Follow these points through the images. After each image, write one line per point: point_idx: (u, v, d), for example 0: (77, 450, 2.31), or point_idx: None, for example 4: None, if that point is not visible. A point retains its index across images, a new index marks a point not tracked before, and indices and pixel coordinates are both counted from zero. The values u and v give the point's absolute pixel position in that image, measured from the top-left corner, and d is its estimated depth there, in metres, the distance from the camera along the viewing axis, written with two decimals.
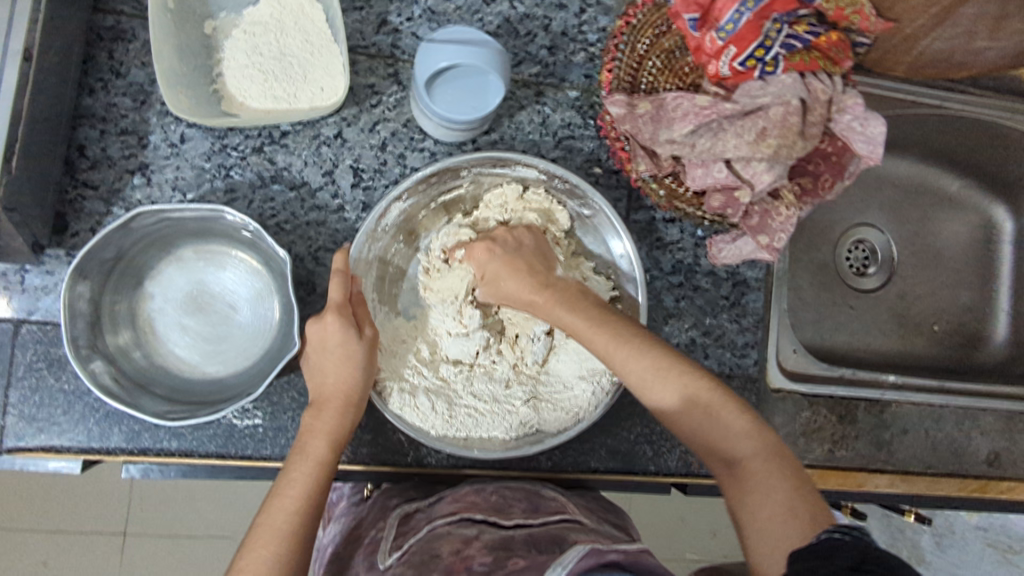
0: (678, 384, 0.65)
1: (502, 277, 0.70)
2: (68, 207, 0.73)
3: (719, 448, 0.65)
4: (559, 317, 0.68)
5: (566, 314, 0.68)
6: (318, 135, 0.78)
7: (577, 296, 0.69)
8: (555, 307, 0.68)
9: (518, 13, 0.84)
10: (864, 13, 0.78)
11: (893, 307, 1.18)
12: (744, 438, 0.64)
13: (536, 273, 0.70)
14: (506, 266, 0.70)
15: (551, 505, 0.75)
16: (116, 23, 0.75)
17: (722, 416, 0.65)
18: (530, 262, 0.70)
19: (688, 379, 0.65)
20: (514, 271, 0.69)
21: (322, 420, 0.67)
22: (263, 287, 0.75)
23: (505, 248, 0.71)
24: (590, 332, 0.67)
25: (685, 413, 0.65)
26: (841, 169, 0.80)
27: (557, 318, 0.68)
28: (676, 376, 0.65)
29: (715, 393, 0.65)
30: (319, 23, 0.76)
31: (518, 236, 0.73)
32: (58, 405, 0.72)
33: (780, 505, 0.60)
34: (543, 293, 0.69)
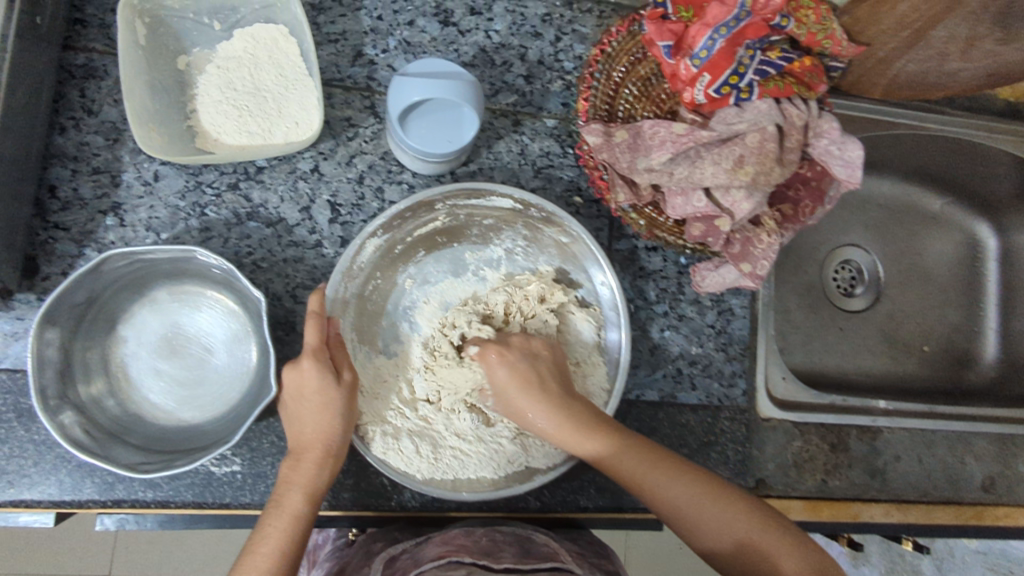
0: (708, 502, 0.64)
1: (518, 394, 0.68)
2: (39, 249, 0.72)
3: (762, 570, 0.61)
4: (580, 440, 0.66)
5: (586, 438, 0.66)
6: (294, 169, 0.78)
7: (596, 418, 0.67)
8: (577, 434, 0.66)
9: (494, 42, 0.84)
10: (836, 38, 0.78)
11: (882, 328, 1.17)
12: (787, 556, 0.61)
13: (553, 390, 0.68)
14: (516, 378, 0.68)
15: (543, 550, 0.72)
16: (88, 61, 0.74)
17: (758, 534, 0.62)
18: (540, 379, 0.69)
19: (718, 497, 0.64)
20: (530, 388, 0.68)
21: (300, 471, 0.65)
22: (240, 329, 0.73)
23: (523, 358, 0.70)
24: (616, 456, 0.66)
25: (720, 534, 0.63)
26: (821, 194, 0.80)
27: (581, 443, 0.66)
28: (705, 497, 0.64)
29: (749, 511, 0.64)
30: (293, 57, 0.76)
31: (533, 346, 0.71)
32: (28, 456, 0.69)
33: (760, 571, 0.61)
34: (560, 416, 0.67)
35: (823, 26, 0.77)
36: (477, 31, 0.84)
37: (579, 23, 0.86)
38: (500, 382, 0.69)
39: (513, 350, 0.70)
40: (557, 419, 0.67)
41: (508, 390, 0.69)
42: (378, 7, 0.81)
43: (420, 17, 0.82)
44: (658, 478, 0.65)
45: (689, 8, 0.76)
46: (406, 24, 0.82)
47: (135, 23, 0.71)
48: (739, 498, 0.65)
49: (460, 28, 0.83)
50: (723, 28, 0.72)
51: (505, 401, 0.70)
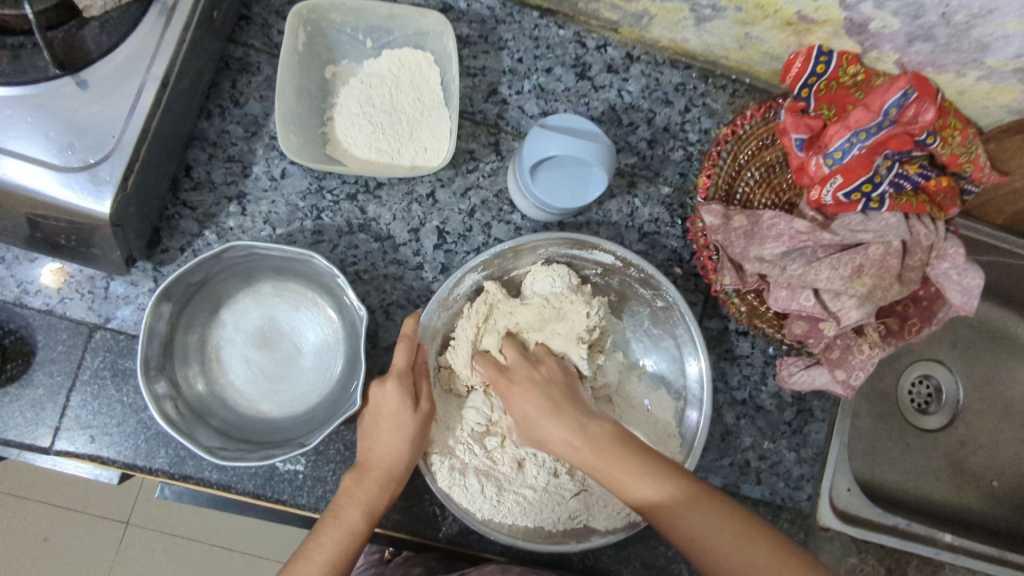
0: (720, 528, 0.56)
1: (541, 423, 0.65)
2: (165, 223, 0.75)
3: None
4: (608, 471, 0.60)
5: (605, 457, 0.60)
6: (411, 191, 0.79)
7: (661, 461, 0.60)
8: (594, 453, 0.61)
9: (624, 103, 0.85)
10: (977, 163, 0.75)
11: (951, 454, 1.13)
12: None
13: (573, 414, 0.64)
14: (540, 402, 0.66)
15: None
16: (245, 56, 0.78)
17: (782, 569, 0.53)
18: (577, 403, 0.66)
19: (733, 523, 0.56)
20: (553, 410, 0.65)
21: (362, 487, 0.66)
22: (331, 335, 0.75)
23: (542, 383, 0.67)
24: (633, 479, 0.59)
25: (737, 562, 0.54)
26: (931, 315, 0.77)
27: (599, 463, 0.60)
28: (718, 518, 0.56)
29: (768, 542, 0.55)
30: (433, 85, 0.78)
31: (545, 371, 0.69)
32: (114, 416, 0.72)
33: None
34: (578, 434, 0.63)
35: (967, 149, 0.75)
36: (610, 89, 0.85)
37: (709, 98, 0.86)
38: (519, 405, 0.67)
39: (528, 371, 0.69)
40: (580, 440, 0.62)
41: (519, 408, 0.67)
42: (520, 49, 0.83)
43: (558, 66, 0.84)
44: (683, 504, 0.57)
45: (831, 107, 0.76)
46: (544, 70, 0.83)
47: (298, 31, 0.74)
48: (760, 528, 0.56)
49: (595, 83, 0.84)
50: (863, 133, 0.72)
51: (525, 429, 0.68)
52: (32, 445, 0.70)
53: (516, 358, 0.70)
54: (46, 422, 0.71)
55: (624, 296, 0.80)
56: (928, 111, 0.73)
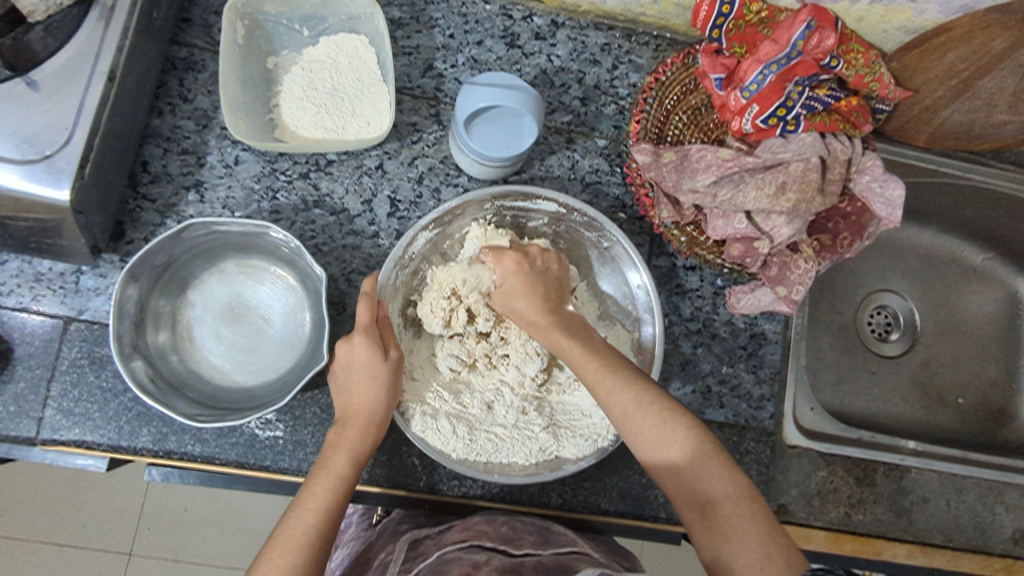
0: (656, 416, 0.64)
1: (517, 297, 0.71)
2: (127, 216, 0.78)
3: (686, 470, 0.63)
4: (582, 362, 0.67)
5: (565, 338, 0.69)
6: (361, 165, 0.84)
7: (620, 367, 0.67)
8: (556, 330, 0.69)
9: (555, 66, 0.90)
10: (883, 81, 0.82)
11: (916, 376, 1.17)
12: (722, 477, 0.62)
13: (544, 297, 0.72)
14: (520, 283, 0.72)
15: (561, 538, 0.75)
16: (189, 55, 0.82)
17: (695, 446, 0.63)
18: (549, 286, 0.74)
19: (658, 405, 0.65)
20: (527, 292, 0.72)
21: (345, 437, 0.69)
22: (296, 304, 0.79)
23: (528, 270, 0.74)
24: (591, 360, 0.67)
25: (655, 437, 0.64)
26: (860, 229, 0.83)
27: (561, 342, 0.69)
28: (654, 407, 0.65)
29: (684, 421, 0.64)
30: (370, 65, 0.82)
31: (545, 260, 0.76)
32: (94, 402, 0.75)
33: (757, 552, 0.58)
34: (548, 314, 0.70)
35: (871, 69, 0.81)
36: (540, 55, 0.90)
37: (635, 54, 0.92)
38: (504, 283, 0.73)
39: (517, 259, 0.74)
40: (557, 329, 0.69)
41: (506, 289, 0.73)
42: (451, 26, 0.88)
43: (488, 38, 0.89)
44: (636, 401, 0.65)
45: (743, 44, 0.80)
46: (475, 43, 0.88)
47: (236, 25, 0.79)
48: (681, 409, 0.65)
49: (525, 50, 0.89)
50: (774, 64, 0.76)
51: (503, 303, 0.73)
52: (18, 436, 0.73)
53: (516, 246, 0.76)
54: (29, 414, 0.74)
55: (573, 238, 0.84)
56: (829, 38, 0.76)
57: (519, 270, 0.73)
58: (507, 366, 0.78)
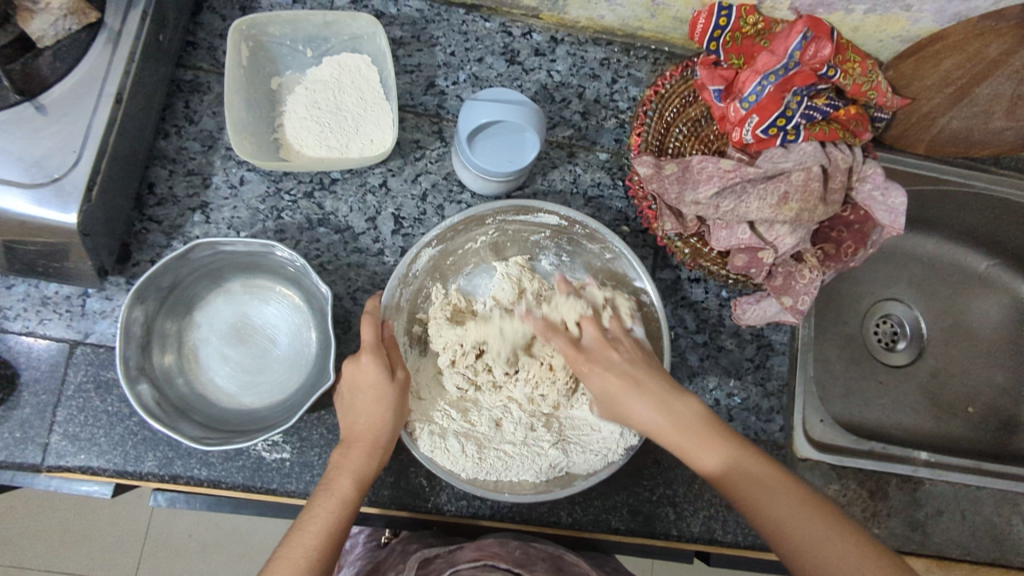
0: (753, 472, 0.61)
1: (622, 398, 0.68)
2: (133, 239, 0.79)
3: (811, 558, 0.56)
4: (685, 448, 0.64)
5: (688, 435, 0.64)
6: (365, 183, 0.84)
7: (712, 426, 0.64)
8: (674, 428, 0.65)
9: (555, 81, 0.91)
10: (880, 89, 0.83)
11: (925, 386, 1.16)
12: (842, 550, 0.55)
13: (656, 390, 0.67)
14: (617, 384, 0.68)
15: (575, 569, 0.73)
16: (194, 78, 0.83)
17: (841, 540, 0.56)
18: (658, 378, 0.68)
19: (752, 460, 0.62)
20: (635, 389, 0.67)
21: (350, 458, 0.69)
22: (303, 324, 0.79)
23: (615, 366, 0.69)
24: (712, 449, 0.63)
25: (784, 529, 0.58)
26: (864, 238, 0.83)
27: (683, 438, 0.64)
28: (751, 466, 0.62)
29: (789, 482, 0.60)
30: (372, 83, 0.83)
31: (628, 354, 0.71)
32: (100, 426, 0.74)
33: None
34: (663, 412, 0.66)
35: (868, 78, 0.82)
36: (540, 70, 0.91)
37: (634, 68, 0.93)
38: (600, 383, 0.69)
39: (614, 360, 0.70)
40: (664, 416, 0.66)
41: (609, 388, 0.69)
42: (451, 44, 0.89)
43: (489, 55, 0.90)
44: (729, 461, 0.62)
45: (740, 56, 0.82)
46: (476, 60, 0.89)
47: (239, 46, 0.80)
48: (779, 468, 0.61)
49: (525, 67, 0.90)
50: (772, 75, 0.77)
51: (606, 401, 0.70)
52: (24, 463, 0.73)
53: (593, 338, 0.72)
54: (35, 440, 0.73)
55: (578, 250, 0.84)
56: (826, 48, 0.78)
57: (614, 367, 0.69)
58: (515, 385, 0.79)
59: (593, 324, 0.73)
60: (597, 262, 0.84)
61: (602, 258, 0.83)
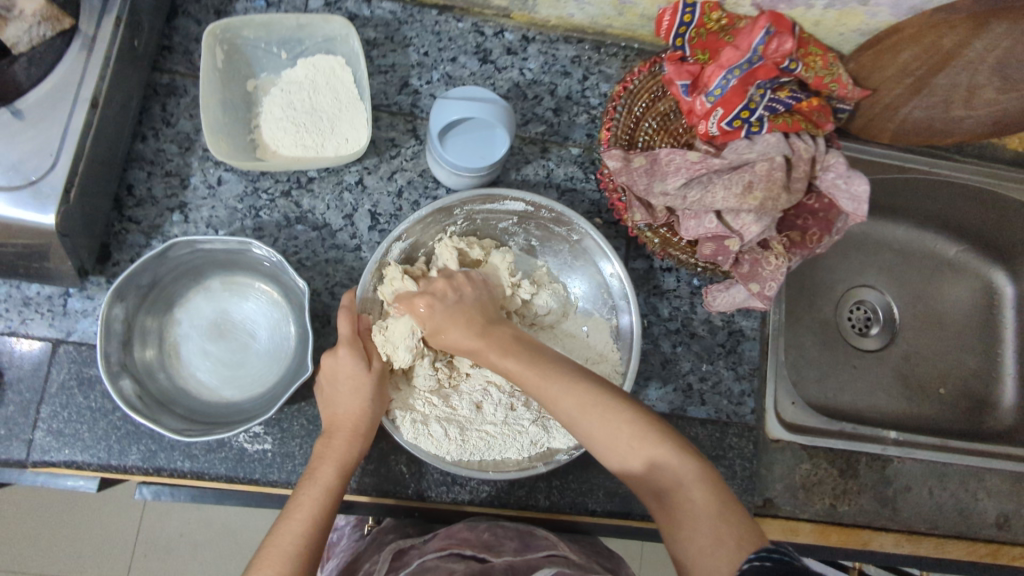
0: (586, 395, 0.65)
1: (443, 330, 0.69)
2: (113, 238, 0.80)
3: (644, 467, 0.65)
4: (520, 377, 0.67)
5: (509, 358, 0.68)
6: (341, 181, 0.86)
7: (544, 358, 0.68)
8: (499, 356, 0.68)
9: (527, 79, 0.93)
10: (841, 82, 0.86)
11: (897, 368, 1.19)
12: (663, 456, 0.64)
13: (476, 324, 0.70)
14: (448, 318, 0.69)
15: (542, 542, 0.75)
16: (171, 81, 0.85)
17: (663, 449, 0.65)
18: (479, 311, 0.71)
19: (585, 385, 0.66)
20: (453, 323, 0.69)
21: (332, 447, 0.71)
22: (281, 318, 0.80)
23: (446, 300, 0.70)
24: (545, 377, 0.66)
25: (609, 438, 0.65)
26: (829, 225, 0.85)
27: (508, 362, 0.68)
28: (583, 388, 0.66)
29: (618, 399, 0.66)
30: (346, 83, 0.84)
31: (454, 288, 0.72)
32: (84, 422, 0.76)
33: (706, 531, 0.61)
34: (482, 341, 0.69)
35: (829, 70, 0.85)
36: (513, 69, 0.93)
37: (604, 65, 0.95)
38: (426, 317, 0.70)
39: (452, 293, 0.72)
40: (489, 347, 0.69)
41: (433, 320, 0.70)
42: (425, 45, 0.91)
43: (462, 55, 0.92)
44: (564, 389, 0.65)
45: (706, 51, 0.84)
46: (449, 60, 0.91)
47: (215, 50, 0.81)
48: (609, 389, 0.67)
49: (497, 65, 0.92)
50: (736, 69, 0.80)
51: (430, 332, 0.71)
52: (8, 460, 0.74)
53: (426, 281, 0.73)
54: (19, 437, 0.74)
55: (545, 231, 0.85)
56: (787, 43, 0.81)
57: (440, 307, 0.70)
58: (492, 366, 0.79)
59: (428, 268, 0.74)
60: (565, 240, 0.85)
61: (569, 237, 0.84)
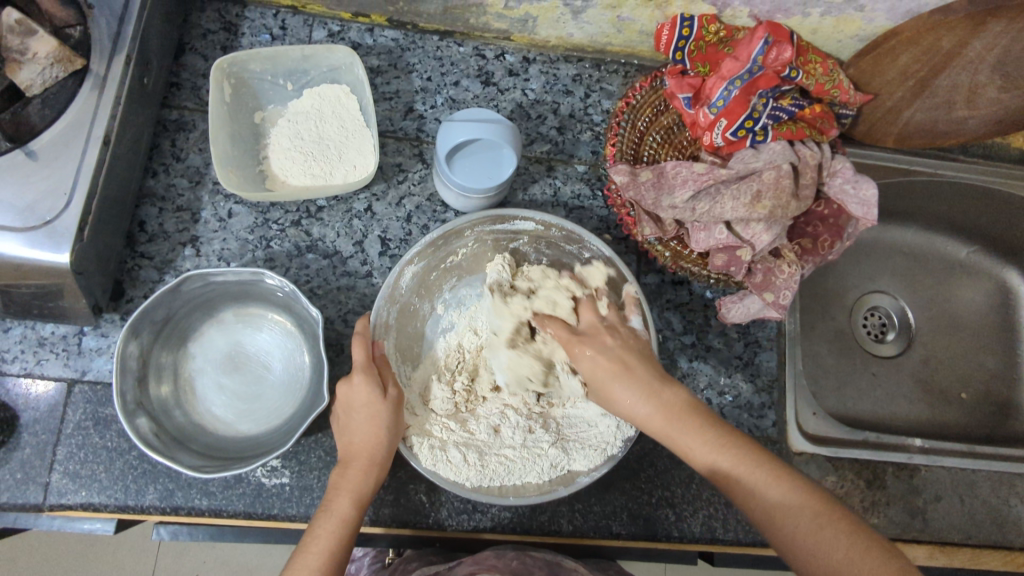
0: (765, 476, 0.62)
1: (609, 385, 0.70)
2: (126, 275, 0.80)
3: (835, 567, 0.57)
4: (696, 450, 0.65)
5: (679, 423, 0.66)
6: (350, 209, 0.86)
7: (728, 434, 0.66)
8: (670, 420, 0.66)
9: (530, 99, 0.94)
10: (842, 87, 0.86)
11: (916, 374, 1.17)
12: (861, 557, 0.56)
13: (643, 378, 0.69)
14: (606, 367, 0.70)
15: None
16: (180, 117, 0.86)
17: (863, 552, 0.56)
18: (652, 367, 0.70)
19: (764, 466, 0.63)
20: (624, 375, 0.69)
21: (347, 477, 0.69)
22: (296, 348, 0.80)
23: (608, 352, 0.71)
24: (716, 449, 0.64)
25: (799, 524, 0.59)
26: (839, 231, 0.85)
27: (678, 431, 0.66)
28: (765, 471, 0.63)
29: (802, 489, 0.61)
30: (353, 111, 0.86)
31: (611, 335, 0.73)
32: (100, 462, 0.75)
33: None
34: (651, 401, 0.68)
35: (830, 77, 0.85)
36: (515, 90, 0.94)
37: (605, 82, 0.96)
38: (588, 368, 0.71)
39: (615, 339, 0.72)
40: (652, 406, 0.67)
41: (594, 372, 0.71)
42: (428, 70, 0.92)
43: (464, 78, 0.93)
44: (743, 468, 0.63)
45: (706, 64, 0.85)
46: (452, 84, 0.92)
47: (223, 86, 0.82)
48: (794, 478, 0.62)
49: (500, 87, 0.93)
50: (737, 80, 0.81)
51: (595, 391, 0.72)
52: (25, 504, 0.73)
53: (589, 322, 0.75)
54: (36, 480, 0.74)
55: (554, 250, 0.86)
56: (786, 51, 0.80)
57: (597, 352, 0.71)
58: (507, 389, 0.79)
59: (593, 311, 0.76)
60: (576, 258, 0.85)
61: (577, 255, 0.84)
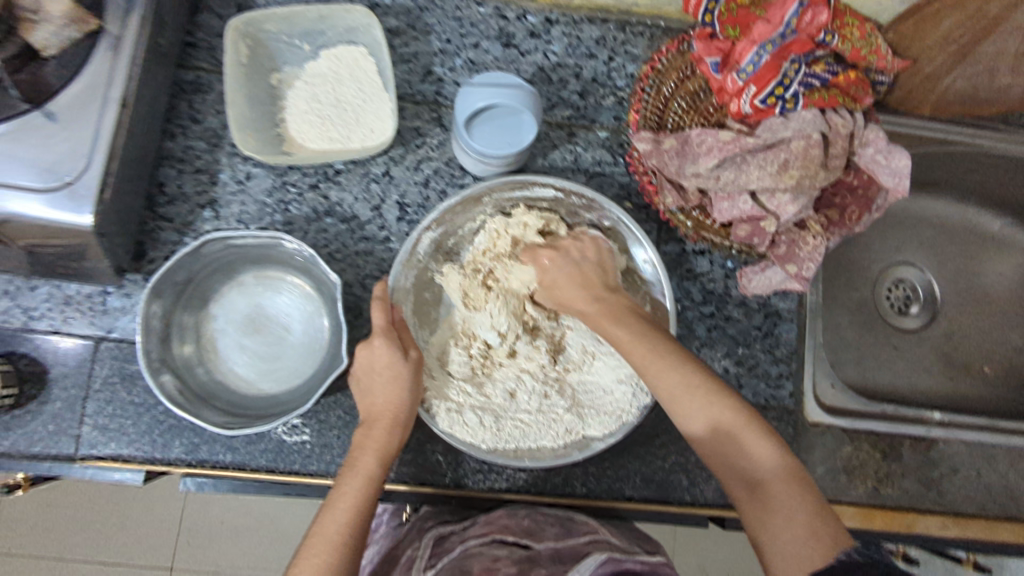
0: (688, 372, 0.66)
1: (559, 285, 0.75)
2: (147, 236, 0.81)
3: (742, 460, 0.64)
4: (630, 346, 0.69)
5: (619, 322, 0.71)
6: (368, 173, 0.85)
7: (656, 333, 0.70)
8: (609, 317, 0.72)
9: (551, 62, 0.91)
10: (880, 52, 0.83)
11: (938, 347, 1.13)
12: (764, 451, 0.64)
13: (594, 286, 0.75)
14: (571, 276, 0.75)
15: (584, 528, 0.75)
16: (196, 78, 0.85)
17: (765, 447, 0.64)
18: (598, 278, 0.76)
19: (687, 364, 0.67)
20: (580, 280, 0.75)
21: (372, 436, 0.70)
22: (314, 311, 0.81)
23: (572, 260, 0.76)
24: (648, 346, 0.68)
25: (717, 420, 0.65)
26: (868, 202, 0.82)
27: (615, 331, 0.71)
28: (689, 368, 0.67)
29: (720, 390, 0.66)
30: (370, 73, 0.84)
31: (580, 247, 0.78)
32: (128, 416, 0.78)
33: (804, 531, 0.59)
34: (596, 301, 0.73)
35: (867, 41, 0.82)
36: (537, 52, 0.91)
37: (630, 44, 0.92)
38: (552, 280, 0.75)
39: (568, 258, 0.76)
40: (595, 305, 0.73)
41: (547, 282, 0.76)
42: (446, 31, 0.89)
43: (484, 40, 0.90)
44: (667, 361, 0.67)
45: (735, 26, 0.79)
46: (472, 46, 0.90)
47: (239, 44, 0.81)
48: (717, 381, 0.67)
49: (521, 49, 0.91)
50: (769, 44, 0.75)
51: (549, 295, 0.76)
52: (58, 454, 0.76)
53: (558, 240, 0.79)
54: (67, 432, 0.77)
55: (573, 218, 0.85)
56: (823, 14, 0.75)
57: (563, 263, 0.76)
58: (525, 353, 0.80)
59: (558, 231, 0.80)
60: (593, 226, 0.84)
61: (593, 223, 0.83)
